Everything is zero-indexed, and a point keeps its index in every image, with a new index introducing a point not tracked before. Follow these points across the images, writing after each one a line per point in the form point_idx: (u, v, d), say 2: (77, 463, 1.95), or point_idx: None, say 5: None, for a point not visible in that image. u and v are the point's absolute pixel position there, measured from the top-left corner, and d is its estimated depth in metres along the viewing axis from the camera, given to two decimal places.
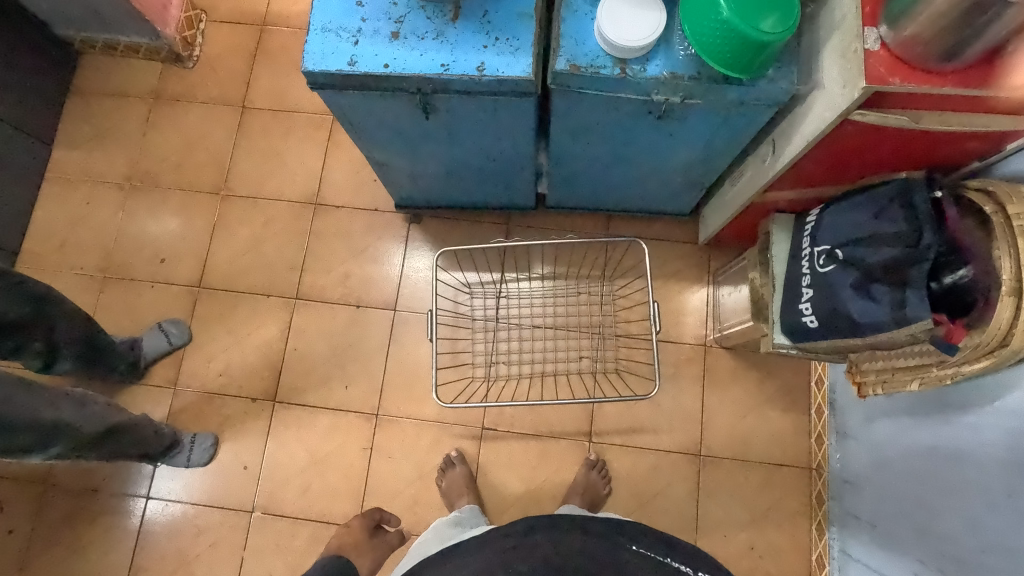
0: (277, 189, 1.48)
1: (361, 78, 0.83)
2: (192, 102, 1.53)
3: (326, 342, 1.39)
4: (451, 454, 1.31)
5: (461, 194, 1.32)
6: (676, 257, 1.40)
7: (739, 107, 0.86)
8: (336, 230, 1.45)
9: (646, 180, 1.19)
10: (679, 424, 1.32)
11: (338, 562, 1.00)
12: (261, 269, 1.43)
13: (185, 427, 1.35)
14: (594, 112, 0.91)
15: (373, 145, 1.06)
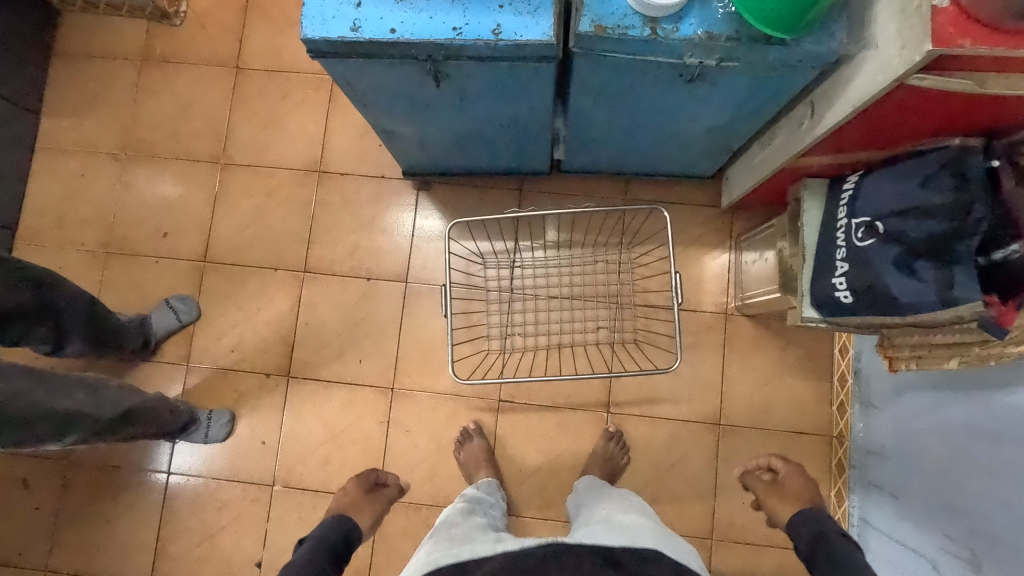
0: (278, 156, 1.41)
1: (365, 45, 0.76)
2: (183, 63, 1.44)
3: (338, 316, 1.36)
4: (468, 427, 1.31)
5: (472, 161, 1.25)
6: (697, 222, 1.34)
7: (780, 68, 0.78)
8: (342, 200, 1.39)
9: (669, 144, 1.12)
10: (698, 394, 1.30)
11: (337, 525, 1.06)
12: (267, 241, 1.39)
13: (201, 403, 1.34)
14: (619, 76, 0.84)
15: (380, 113, 0.99)
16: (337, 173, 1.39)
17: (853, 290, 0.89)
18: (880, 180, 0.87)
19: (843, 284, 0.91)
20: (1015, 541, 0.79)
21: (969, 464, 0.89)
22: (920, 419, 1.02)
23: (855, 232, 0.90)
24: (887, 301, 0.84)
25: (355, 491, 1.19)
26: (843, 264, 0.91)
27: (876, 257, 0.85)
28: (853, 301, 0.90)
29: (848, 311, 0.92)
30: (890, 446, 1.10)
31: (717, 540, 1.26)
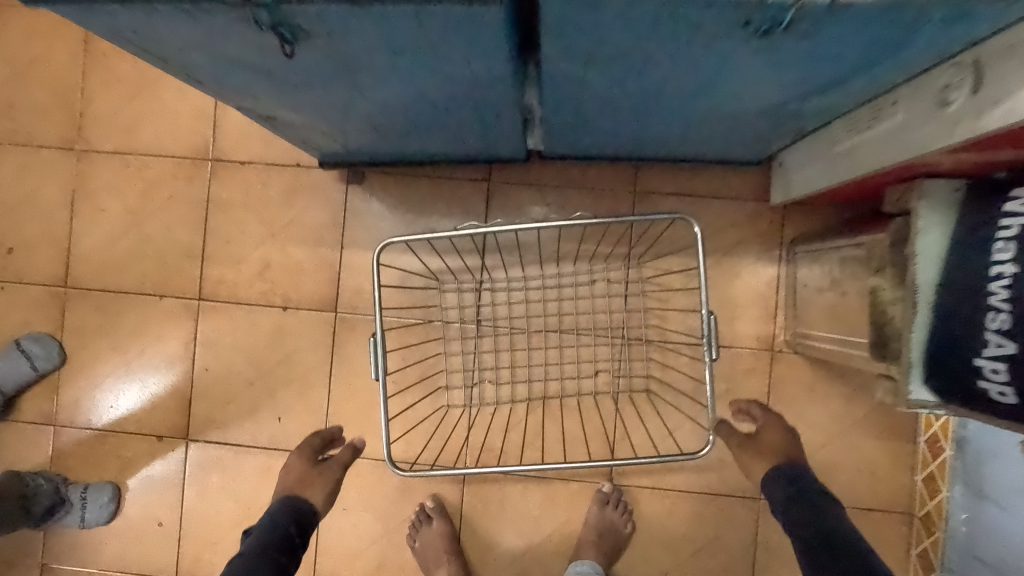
0: (153, 140, 1.02)
1: None
2: (13, 8, 1.02)
3: (249, 358, 1.02)
4: (426, 504, 0.99)
5: (412, 144, 0.86)
6: (733, 224, 0.97)
7: (958, 3, 0.38)
8: (244, 199, 1.01)
9: (703, 122, 0.73)
10: (730, 459, 0.97)
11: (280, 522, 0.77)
12: (147, 259, 1.02)
13: (75, 475, 1.02)
14: (625, 23, 0.44)
15: (232, 91, 0.60)
16: (238, 162, 1.01)
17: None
18: None
19: (1001, 376, 0.52)
20: None
21: None
22: None
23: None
24: None
25: (302, 464, 0.87)
26: None
27: None
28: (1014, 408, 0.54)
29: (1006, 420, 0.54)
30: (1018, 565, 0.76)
31: None
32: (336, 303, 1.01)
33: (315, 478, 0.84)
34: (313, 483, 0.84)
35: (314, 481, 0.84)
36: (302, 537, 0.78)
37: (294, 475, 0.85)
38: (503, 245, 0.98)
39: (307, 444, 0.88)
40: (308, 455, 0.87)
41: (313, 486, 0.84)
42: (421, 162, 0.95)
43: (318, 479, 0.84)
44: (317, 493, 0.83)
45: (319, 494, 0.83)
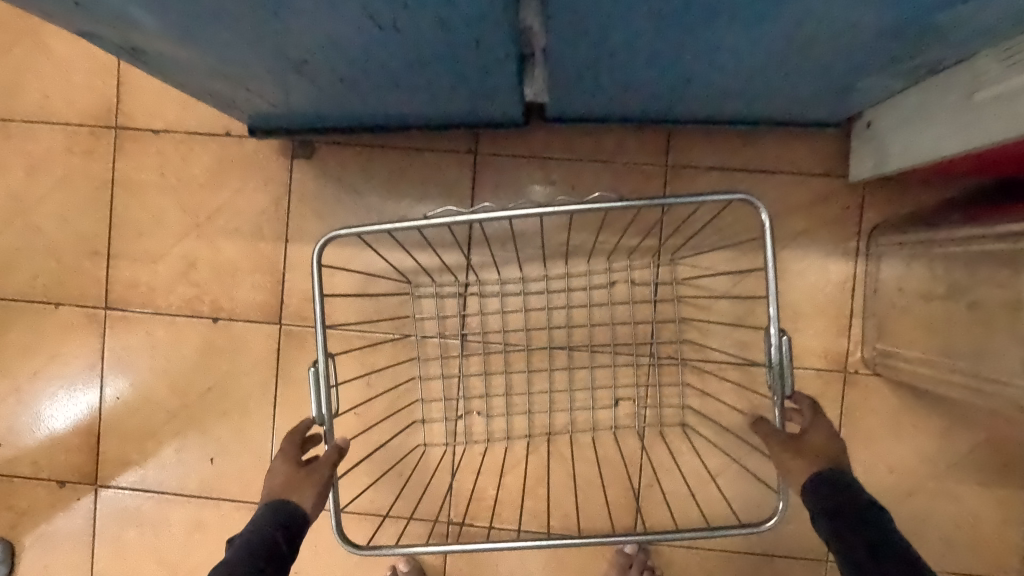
0: (40, 102, 0.79)
1: None
2: None
3: (171, 383, 0.80)
4: (397, 567, 0.79)
5: (369, 104, 0.63)
6: (796, 208, 0.74)
7: None
8: (160, 178, 0.79)
9: (784, 60, 0.49)
10: (789, 510, 0.75)
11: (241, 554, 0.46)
12: (37, 256, 0.80)
13: None
14: None
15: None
16: (151, 131, 0.78)
17: None
18: None
19: None
20: None
21: None
22: None
23: None
24: None
25: (284, 464, 0.53)
26: None
27: None
28: None
29: None
30: None
31: None
32: (281, 312, 0.78)
33: (305, 483, 0.52)
34: (303, 489, 0.52)
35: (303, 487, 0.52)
36: (290, 551, 0.49)
37: (277, 482, 0.52)
38: (494, 232, 0.76)
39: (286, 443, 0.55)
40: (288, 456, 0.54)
41: (299, 492, 0.52)
42: (384, 129, 0.72)
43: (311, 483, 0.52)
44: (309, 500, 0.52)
45: (309, 497, 0.52)
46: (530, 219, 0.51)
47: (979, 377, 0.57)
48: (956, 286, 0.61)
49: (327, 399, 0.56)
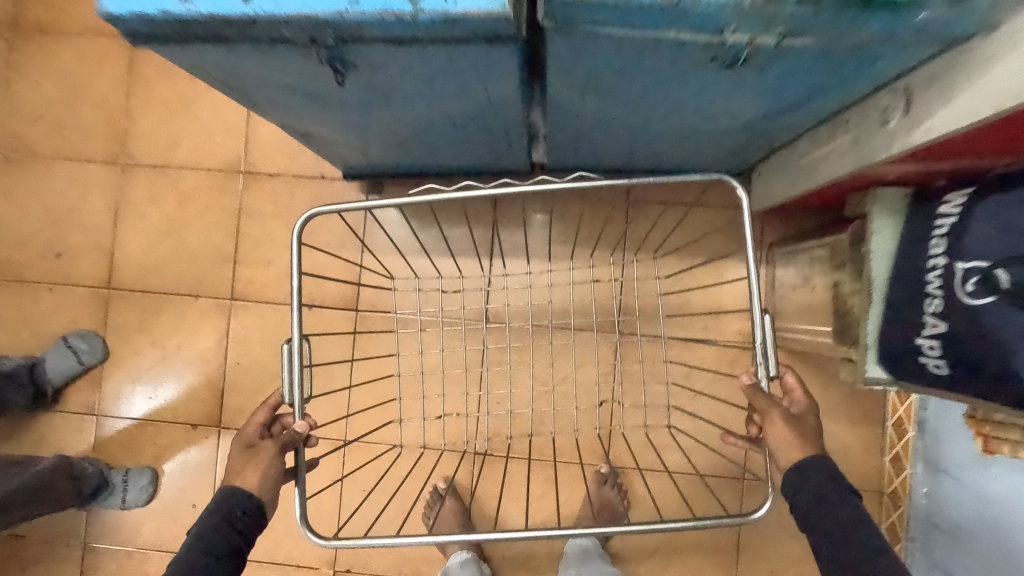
0: (191, 153, 1.12)
1: (206, 22, 0.47)
2: (63, 35, 1.12)
3: (276, 354, 1.11)
4: (438, 485, 1.09)
5: (429, 159, 0.96)
6: (719, 231, 1.07)
7: (876, 49, 0.50)
8: (274, 208, 1.11)
9: (690, 139, 0.82)
10: (716, 443, 1.07)
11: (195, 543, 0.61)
12: (184, 262, 1.12)
13: (116, 460, 1.12)
14: (617, 59, 0.55)
15: (282, 112, 0.69)
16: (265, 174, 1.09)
17: (952, 362, 0.64)
18: (1001, 204, 0.60)
19: (934, 349, 0.65)
20: None
21: None
22: (1017, 508, 0.77)
23: (954, 282, 0.63)
24: (1008, 387, 0.59)
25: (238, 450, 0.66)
26: (935, 324, 0.65)
27: (992, 325, 0.58)
28: (948, 374, 0.65)
29: (939, 385, 0.67)
30: (968, 526, 0.86)
31: None
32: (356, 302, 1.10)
33: (248, 466, 0.64)
34: (250, 469, 0.64)
35: (248, 468, 0.64)
36: (239, 531, 0.63)
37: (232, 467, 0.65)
38: (509, 244, 1.10)
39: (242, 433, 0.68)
40: (243, 443, 0.67)
41: (247, 474, 0.64)
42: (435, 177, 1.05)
43: (253, 465, 0.65)
44: (255, 480, 0.64)
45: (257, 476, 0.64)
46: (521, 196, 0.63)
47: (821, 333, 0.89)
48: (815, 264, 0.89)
49: (298, 375, 0.67)
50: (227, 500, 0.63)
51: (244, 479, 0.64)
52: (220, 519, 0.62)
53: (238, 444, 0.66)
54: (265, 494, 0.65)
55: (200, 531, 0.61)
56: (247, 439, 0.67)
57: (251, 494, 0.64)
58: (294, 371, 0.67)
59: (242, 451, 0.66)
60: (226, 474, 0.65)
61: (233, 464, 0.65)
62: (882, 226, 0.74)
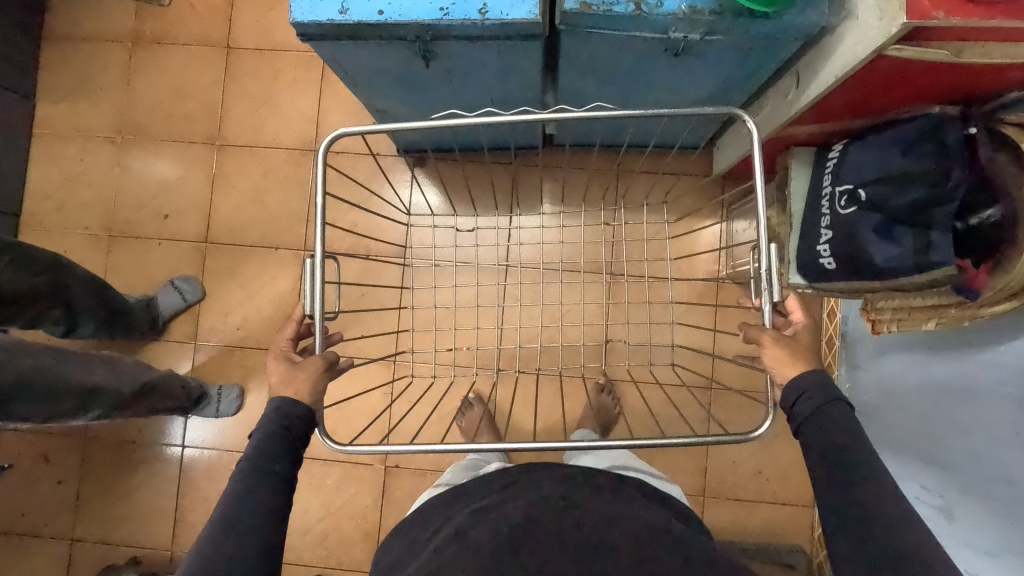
0: (273, 135, 1.42)
1: (354, 27, 0.77)
2: (173, 44, 1.43)
3: (340, 295, 1.40)
4: (469, 396, 1.36)
5: (465, 136, 1.26)
6: (690, 193, 1.36)
7: (765, 43, 0.80)
8: (338, 178, 1.40)
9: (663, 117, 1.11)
10: (690, 360, 1.35)
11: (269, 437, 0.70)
12: (267, 221, 1.41)
13: (211, 379, 1.39)
14: (606, 51, 0.85)
15: (372, 93, 0.99)
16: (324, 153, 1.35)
17: (836, 257, 0.93)
18: (864, 147, 0.90)
19: (827, 250, 0.94)
20: (993, 489, 0.85)
21: (946, 418, 0.94)
22: (901, 380, 1.05)
23: (838, 201, 0.92)
24: (868, 267, 0.88)
25: (278, 365, 0.76)
26: (827, 233, 0.94)
27: (859, 226, 0.88)
28: (835, 267, 0.94)
29: (830, 277, 0.96)
30: (873, 404, 1.14)
31: (709, 496, 1.33)
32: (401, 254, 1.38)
33: (296, 377, 0.74)
34: (296, 381, 0.73)
35: (296, 380, 0.73)
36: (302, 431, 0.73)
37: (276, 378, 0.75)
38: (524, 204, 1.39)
39: (279, 348, 0.79)
40: (284, 357, 0.77)
41: (296, 386, 0.73)
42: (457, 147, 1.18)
43: (301, 376, 0.74)
44: (302, 391, 0.73)
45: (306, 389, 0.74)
46: (537, 121, 0.74)
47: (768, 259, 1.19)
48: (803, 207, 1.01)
49: (321, 294, 0.72)
50: (282, 409, 0.72)
51: (295, 389, 0.73)
52: (278, 426, 0.71)
53: (280, 362, 0.76)
54: (310, 402, 0.74)
55: (263, 436, 0.70)
56: (287, 356, 0.77)
57: (301, 402, 0.73)
58: (315, 288, 0.73)
59: (287, 366, 0.75)
60: (277, 387, 0.74)
61: (281, 378, 0.74)
62: (799, 173, 1.04)
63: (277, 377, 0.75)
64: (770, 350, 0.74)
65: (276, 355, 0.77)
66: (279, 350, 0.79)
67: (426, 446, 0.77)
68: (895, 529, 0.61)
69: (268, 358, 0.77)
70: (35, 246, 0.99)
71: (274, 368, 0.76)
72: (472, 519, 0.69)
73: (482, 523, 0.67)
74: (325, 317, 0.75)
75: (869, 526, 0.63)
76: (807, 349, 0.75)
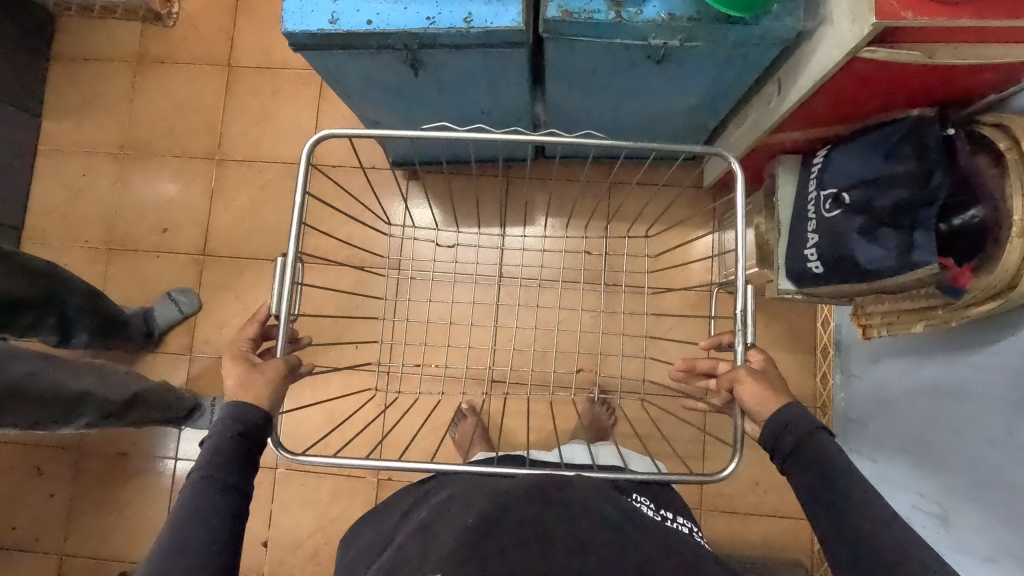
0: (272, 150, 1.45)
1: (343, 36, 0.79)
2: (177, 64, 1.47)
3: (336, 305, 1.40)
4: (461, 406, 1.34)
5: (457, 148, 1.28)
6: (681, 205, 1.37)
7: (744, 49, 0.81)
8: (333, 191, 1.42)
9: (652, 127, 1.12)
10: None
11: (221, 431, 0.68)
12: (264, 233, 1.43)
13: (205, 391, 1.39)
14: (590, 59, 0.87)
15: (365, 103, 1.01)
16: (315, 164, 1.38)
17: (824, 260, 0.92)
18: (847, 152, 0.91)
19: (814, 254, 0.94)
20: (987, 494, 0.84)
21: (940, 423, 0.93)
22: (895, 386, 1.05)
23: (823, 205, 0.93)
24: (855, 268, 0.88)
25: (235, 367, 0.74)
26: (814, 236, 0.94)
27: (844, 228, 0.89)
28: (823, 270, 0.94)
29: (818, 281, 0.96)
30: (868, 412, 1.13)
31: (705, 510, 1.31)
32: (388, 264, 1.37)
33: (255, 381, 0.72)
34: (255, 386, 0.72)
35: (255, 384, 0.72)
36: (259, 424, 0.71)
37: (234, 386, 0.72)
38: (517, 216, 1.40)
39: (238, 347, 0.78)
40: (244, 358, 0.76)
41: (255, 391, 0.72)
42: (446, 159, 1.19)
43: (260, 381, 0.72)
44: (261, 396, 0.72)
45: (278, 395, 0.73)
46: (527, 143, 0.75)
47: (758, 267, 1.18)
48: (787, 218, 1.02)
49: (289, 293, 0.74)
50: (236, 414, 0.69)
51: (254, 394, 0.71)
52: (232, 432, 0.69)
53: (237, 363, 0.75)
54: (268, 408, 0.72)
55: (216, 444, 0.68)
56: (245, 358, 0.76)
57: (259, 407, 0.71)
58: (285, 287, 0.74)
59: (245, 369, 0.73)
60: (234, 391, 0.72)
61: (239, 382, 0.72)
62: (786, 180, 1.04)
63: (233, 380, 0.73)
64: (749, 376, 0.72)
65: (234, 355, 0.76)
66: (237, 351, 0.77)
67: (384, 462, 0.75)
68: (872, 521, 0.62)
69: (225, 358, 0.76)
70: (34, 256, 1.00)
71: (231, 369, 0.74)
72: (438, 515, 0.70)
73: (449, 519, 0.68)
74: (290, 317, 0.75)
75: (849, 521, 0.63)
76: (778, 379, 0.74)
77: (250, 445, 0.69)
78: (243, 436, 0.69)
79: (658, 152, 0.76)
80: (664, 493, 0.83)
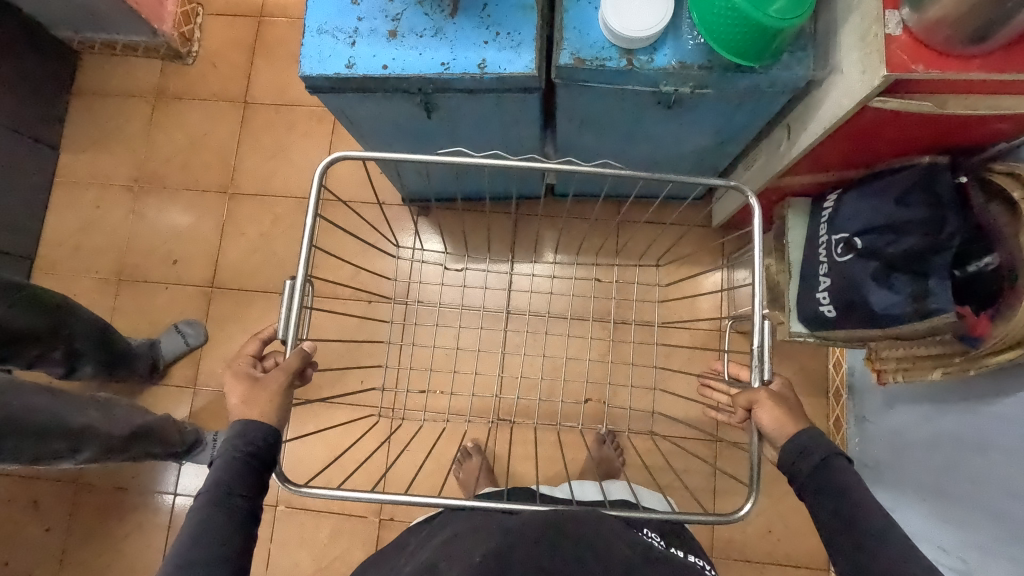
0: (284, 184, 1.47)
1: (360, 80, 0.80)
2: (194, 100, 1.51)
3: (341, 339, 1.39)
4: (467, 445, 1.32)
5: (471, 185, 1.29)
6: (690, 243, 1.38)
7: (752, 97, 0.82)
8: (344, 224, 1.42)
9: (663, 167, 1.12)
10: (694, 410, 1.31)
11: (231, 453, 0.67)
12: (273, 266, 1.44)
13: (208, 425, 1.38)
14: (602, 103, 0.87)
15: (378, 143, 1.02)
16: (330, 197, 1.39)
17: (837, 304, 0.91)
18: (859, 197, 0.91)
19: (827, 298, 0.93)
20: (1011, 551, 0.81)
21: (960, 474, 0.90)
22: (913, 433, 1.02)
23: (835, 249, 0.92)
24: (869, 314, 0.87)
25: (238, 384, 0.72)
26: (825, 280, 0.93)
27: (857, 273, 0.88)
28: (836, 315, 0.92)
29: (832, 325, 0.94)
30: (885, 459, 1.10)
31: (716, 557, 1.27)
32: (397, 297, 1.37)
33: (259, 397, 0.70)
34: (260, 403, 0.70)
35: (260, 400, 0.70)
36: (267, 445, 0.68)
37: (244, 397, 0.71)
38: (527, 252, 1.40)
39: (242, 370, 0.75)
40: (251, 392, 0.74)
41: (260, 408, 0.70)
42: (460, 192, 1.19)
43: (264, 398, 0.70)
44: (267, 413, 0.70)
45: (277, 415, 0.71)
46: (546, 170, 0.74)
47: (772, 304, 1.15)
48: (798, 262, 1.02)
49: (297, 316, 0.74)
50: (243, 433, 0.68)
51: (259, 411, 0.70)
52: (238, 451, 0.67)
53: (240, 381, 0.72)
54: (275, 425, 0.70)
55: (224, 465, 0.66)
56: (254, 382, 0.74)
57: (265, 424, 0.69)
58: (293, 314, 0.74)
59: (248, 385, 0.71)
60: (238, 410, 0.70)
61: (242, 400, 0.70)
62: (796, 223, 1.04)
63: (237, 398, 0.71)
64: (768, 410, 0.69)
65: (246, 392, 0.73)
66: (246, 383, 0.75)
67: (387, 495, 0.73)
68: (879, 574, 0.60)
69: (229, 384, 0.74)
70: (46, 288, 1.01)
71: (233, 388, 0.72)
72: (442, 552, 0.69)
73: (453, 555, 0.67)
74: (296, 343, 0.74)
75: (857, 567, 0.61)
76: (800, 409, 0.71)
77: (260, 465, 0.68)
78: (253, 458, 0.67)
79: (674, 181, 0.76)
80: (677, 538, 0.80)
